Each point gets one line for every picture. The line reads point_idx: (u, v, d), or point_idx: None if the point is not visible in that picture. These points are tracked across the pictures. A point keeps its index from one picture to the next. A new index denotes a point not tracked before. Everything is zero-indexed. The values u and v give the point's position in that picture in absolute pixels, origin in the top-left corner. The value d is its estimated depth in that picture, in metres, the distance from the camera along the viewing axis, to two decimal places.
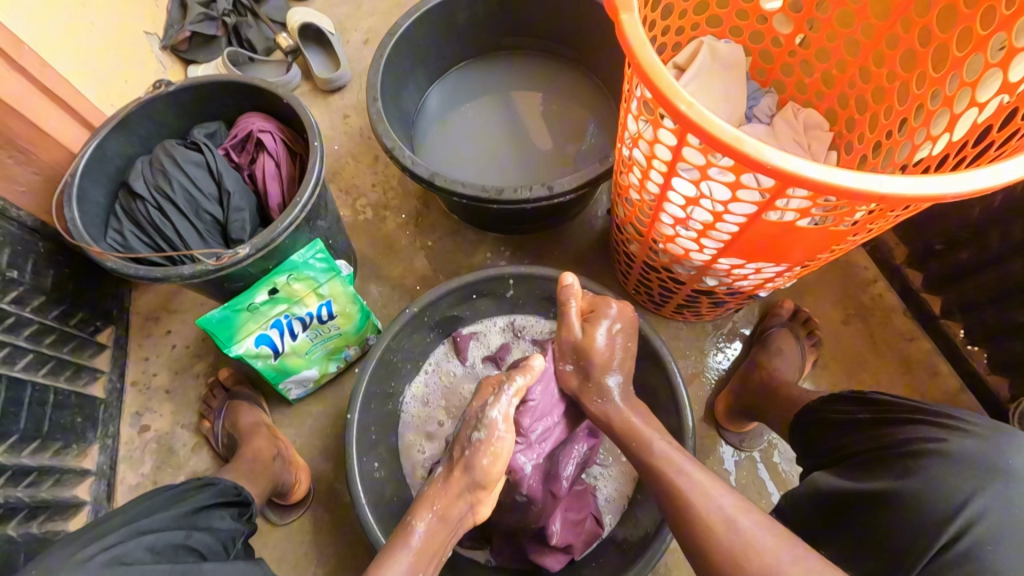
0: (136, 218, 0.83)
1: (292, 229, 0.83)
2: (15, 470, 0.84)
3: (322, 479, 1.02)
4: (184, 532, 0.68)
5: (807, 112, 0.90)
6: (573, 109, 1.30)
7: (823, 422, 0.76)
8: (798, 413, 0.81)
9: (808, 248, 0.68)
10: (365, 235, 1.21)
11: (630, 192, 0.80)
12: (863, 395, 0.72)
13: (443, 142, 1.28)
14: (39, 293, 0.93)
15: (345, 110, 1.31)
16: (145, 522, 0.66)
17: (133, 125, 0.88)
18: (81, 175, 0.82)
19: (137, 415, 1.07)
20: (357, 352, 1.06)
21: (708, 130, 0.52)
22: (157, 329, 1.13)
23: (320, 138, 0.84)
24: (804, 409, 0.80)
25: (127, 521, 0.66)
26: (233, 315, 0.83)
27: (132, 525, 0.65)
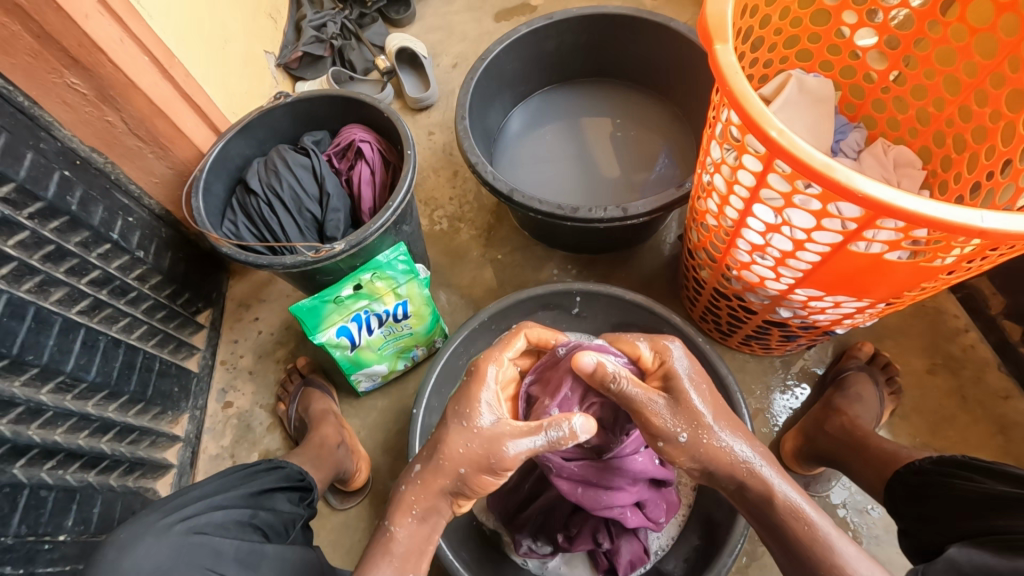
0: (248, 211, 0.93)
1: (382, 231, 0.90)
2: (122, 427, 0.95)
3: (380, 471, 1.07)
4: (250, 512, 0.67)
5: (898, 149, 0.88)
6: (649, 137, 1.33)
7: (943, 491, 0.67)
8: (916, 466, 0.74)
9: (893, 284, 0.66)
10: (439, 243, 1.28)
11: (707, 217, 0.81)
12: (1004, 470, 0.62)
13: (520, 162, 1.33)
14: (158, 272, 1.05)
15: (431, 128, 1.41)
16: (218, 498, 0.66)
17: (254, 130, 0.99)
18: (208, 171, 0.93)
19: (222, 391, 1.17)
20: (424, 352, 1.11)
21: (798, 157, 0.53)
22: (247, 315, 1.24)
23: (414, 149, 0.91)
24: (925, 467, 0.72)
25: (204, 494, 0.66)
26: (321, 306, 0.91)
27: (209, 500, 0.65)
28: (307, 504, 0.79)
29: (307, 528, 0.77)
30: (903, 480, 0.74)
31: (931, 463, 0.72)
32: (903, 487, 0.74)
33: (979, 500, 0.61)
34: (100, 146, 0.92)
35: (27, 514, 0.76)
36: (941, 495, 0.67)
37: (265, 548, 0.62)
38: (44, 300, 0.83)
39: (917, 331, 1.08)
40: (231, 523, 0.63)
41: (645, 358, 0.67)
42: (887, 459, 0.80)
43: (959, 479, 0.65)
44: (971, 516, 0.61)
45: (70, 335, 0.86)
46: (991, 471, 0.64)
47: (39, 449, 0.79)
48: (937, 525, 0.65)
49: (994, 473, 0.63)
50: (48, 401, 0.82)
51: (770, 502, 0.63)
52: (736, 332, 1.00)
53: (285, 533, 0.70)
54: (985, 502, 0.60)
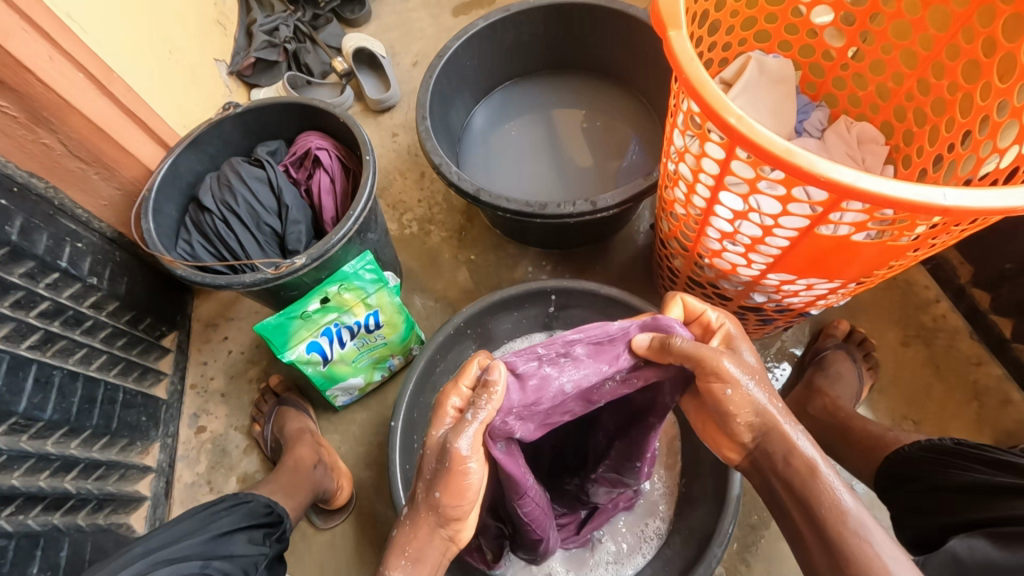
0: (204, 229, 0.89)
1: (345, 241, 0.86)
2: (86, 464, 0.91)
3: (364, 486, 1.04)
4: (201, 562, 0.67)
5: (860, 125, 0.88)
6: (616, 126, 1.31)
7: (938, 478, 0.71)
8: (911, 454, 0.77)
9: (865, 264, 0.65)
10: (411, 247, 1.25)
11: (675, 207, 0.80)
12: (998, 459, 0.67)
13: (488, 159, 1.31)
14: (115, 298, 1.00)
15: (394, 129, 1.37)
16: (164, 553, 0.67)
17: (204, 144, 0.95)
18: (157, 190, 0.89)
19: (194, 416, 1.13)
20: (401, 361, 1.08)
21: (759, 144, 0.51)
22: (215, 335, 1.20)
23: (373, 154, 0.89)
24: (917, 455, 0.76)
25: (150, 548, 0.68)
26: (288, 323, 0.88)
27: (151, 558, 0.66)
28: (274, 539, 0.78)
29: (272, 566, 0.76)
30: (890, 469, 0.78)
31: (913, 448, 0.77)
32: (890, 476, 0.78)
33: (974, 488, 0.66)
34: (40, 171, 0.87)
35: None
36: (942, 484, 0.70)
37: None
38: None
39: (890, 304, 1.08)
40: None
41: (710, 321, 0.64)
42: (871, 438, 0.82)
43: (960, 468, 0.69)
44: (972, 506, 0.65)
45: (20, 372, 0.81)
46: (971, 454, 0.70)
47: None
48: (935, 515, 0.69)
49: (979, 458, 0.69)
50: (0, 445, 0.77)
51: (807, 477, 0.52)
52: None
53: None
54: (986, 492, 0.65)
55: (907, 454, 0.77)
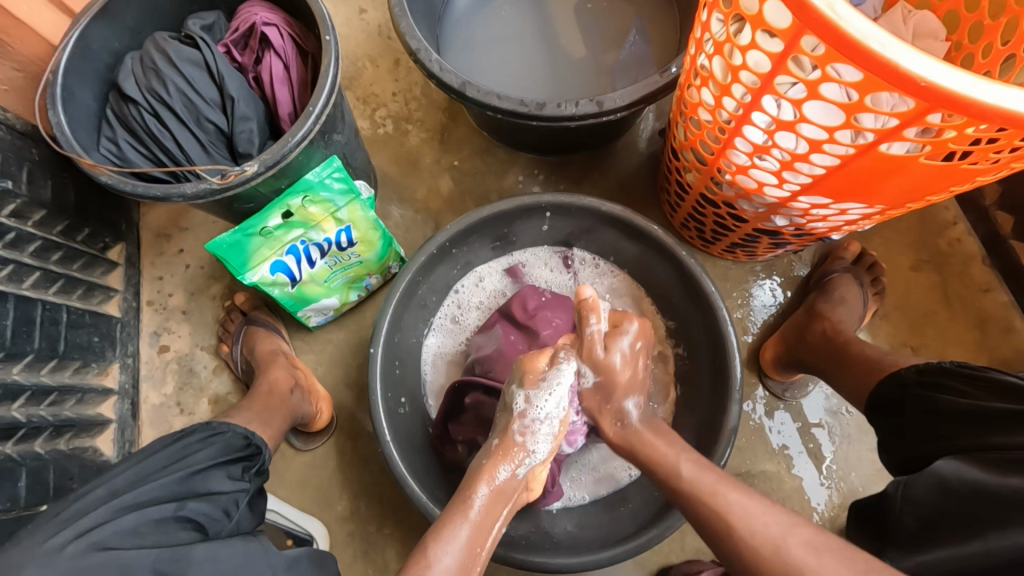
0: (131, 125, 0.74)
1: (306, 144, 0.72)
2: (35, 390, 0.83)
3: (344, 408, 1.00)
4: (175, 505, 0.60)
5: (921, 16, 0.74)
6: (624, 8, 1.12)
7: (927, 402, 0.66)
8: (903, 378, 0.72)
9: (918, 190, 0.56)
10: (386, 150, 1.10)
11: (699, 111, 0.68)
12: (995, 381, 0.60)
13: (471, 44, 1.11)
14: (39, 206, 0.86)
15: (361, 3, 1.15)
16: (133, 495, 0.59)
17: (118, 12, 0.76)
18: (64, 73, 0.71)
19: (155, 334, 1.04)
20: (379, 280, 0.99)
21: (840, 31, 0.39)
22: (169, 247, 1.07)
23: (334, 33, 0.72)
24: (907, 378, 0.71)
25: (114, 491, 0.59)
26: (245, 240, 0.76)
27: (116, 502, 0.58)
28: (254, 474, 0.72)
29: (256, 501, 0.71)
30: (879, 393, 0.74)
31: (911, 373, 0.71)
32: (880, 398, 0.74)
33: (965, 416, 0.60)
34: None
35: None
36: (928, 408, 0.65)
37: (191, 552, 0.56)
38: None
39: (905, 226, 1.01)
40: (147, 525, 0.57)
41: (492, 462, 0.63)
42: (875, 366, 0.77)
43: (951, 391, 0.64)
44: (962, 434, 0.59)
45: None
46: (973, 379, 0.63)
47: None
48: (920, 442, 0.65)
49: (982, 384, 0.61)
50: None
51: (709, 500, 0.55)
52: (721, 240, 0.92)
53: (223, 519, 0.64)
54: (973, 417, 0.59)
55: (903, 379, 0.71)
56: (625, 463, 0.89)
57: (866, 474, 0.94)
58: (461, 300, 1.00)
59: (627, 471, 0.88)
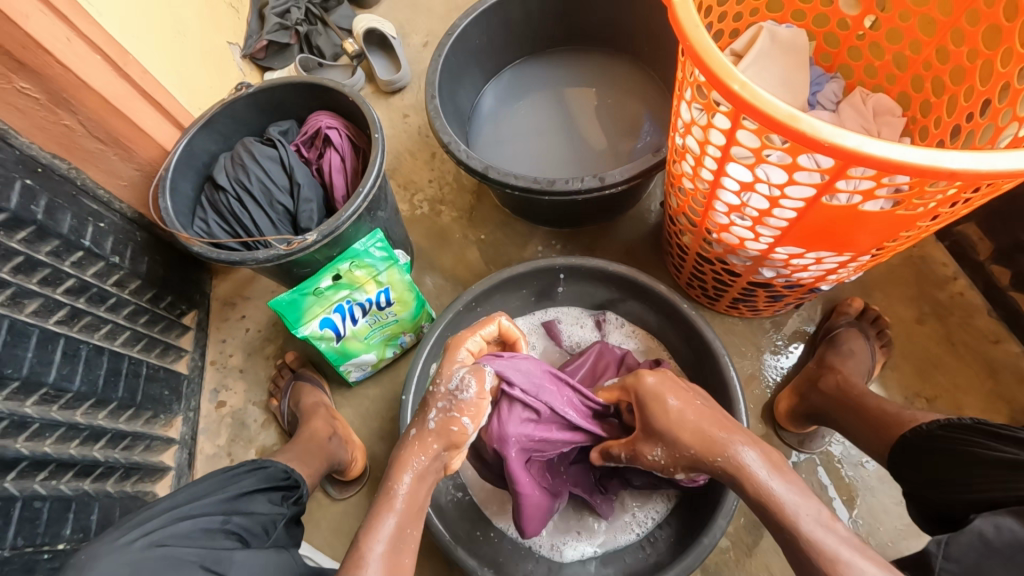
0: (218, 208, 0.92)
1: (355, 218, 0.88)
2: (113, 434, 0.95)
3: (376, 459, 1.07)
4: (222, 518, 0.69)
5: (877, 97, 0.86)
6: (627, 103, 1.30)
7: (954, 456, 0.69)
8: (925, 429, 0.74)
9: (874, 236, 0.65)
10: (421, 227, 1.26)
11: (683, 181, 0.80)
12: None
13: (498, 138, 1.30)
14: (136, 276, 1.04)
15: (405, 110, 1.37)
16: (188, 507, 0.68)
17: (217, 124, 0.97)
18: (173, 170, 0.91)
19: (214, 390, 1.17)
20: (412, 339, 1.10)
21: (763, 110, 0.51)
22: (233, 313, 1.23)
23: (382, 131, 0.89)
24: (929, 430, 0.74)
25: (174, 504, 0.69)
26: (301, 299, 0.90)
27: (176, 511, 0.67)
28: (290, 503, 0.81)
29: (290, 527, 0.79)
30: (906, 444, 0.76)
31: (933, 426, 0.73)
32: (903, 450, 0.76)
33: (1002, 468, 0.62)
34: (62, 152, 0.89)
35: (22, 526, 0.77)
36: (955, 462, 0.68)
37: (235, 554, 0.64)
38: (18, 312, 0.81)
39: (905, 281, 1.07)
40: (198, 531, 0.65)
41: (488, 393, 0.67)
42: (888, 420, 0.81)
43: (977, 445, 0.67)
44: (997, 485, 0.62)
45: (49, 345, 0.85)
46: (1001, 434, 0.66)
47: (29, 462, 0.79)
48: (948, 490, 0.68)
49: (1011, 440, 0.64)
50: (33, 413, 0.81)
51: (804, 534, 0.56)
52: (722, 296, 0.99)
53: (262, 535, 0.72)
54: (1009, 471, 0.62)
55: (927, 431, 0.74)
56: (625, 526, 0.89)
57: (895, 529, 0.92)
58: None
59: (629, 532, 0.89)
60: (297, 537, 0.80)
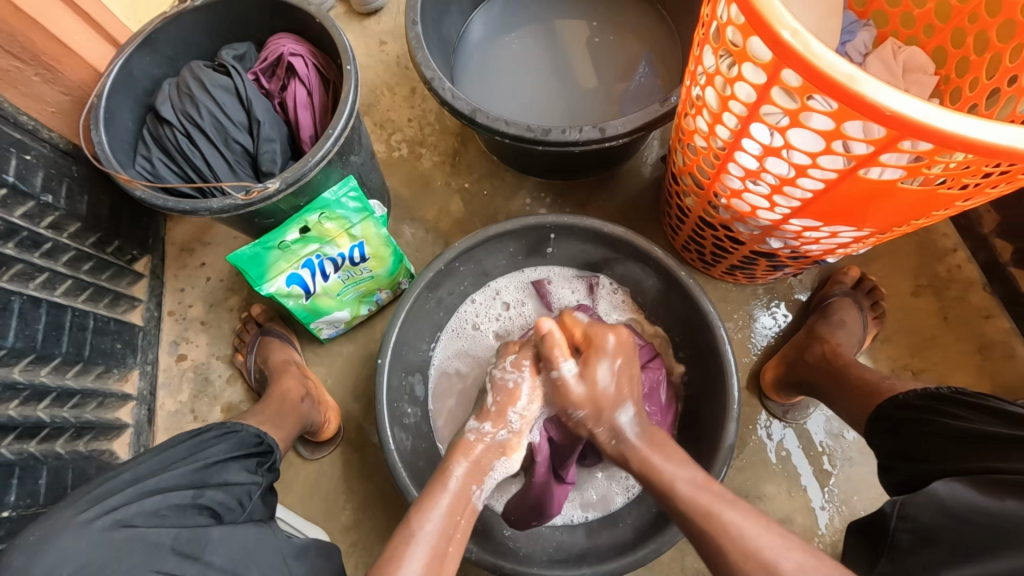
0: (165, 145, 0.80)
1: (324, 164, 0.77)
2: (60, 392, 0.87)
3: (350, 419, 1.03)
4: (194, 493, 0.63)
5: (910, 52, 0.78)
6: (630, 41, 1.18)
7: (928, 426, 0.67)
8: (901, 399, 0.73)
9: (902, 213, 0.59)
10: (400, 172, 1.15)
11: (695, 138, 0.72)
12: (1001, 410, 0.61)
13: (487, 74, 1.17)
14: (75, 219, 0.92)
15: (381, 36, 1.22)
16: (155, 481, 0.62)
17: (159, 43, 0.82)
18: (108, 97, 0.78)
19: (174, 343, 1.09)
20: (389, 295, 1.02)
21: (814, 65, 0.43)
22: (192, 261, 1.12)
23: (355, 62, 0.77)
24: (906, 400, 0.72)
25: (138, 476, 0.63)
26: (265, 253, 0.81)
27: (142, 486, 0.61)
28: (266, 469, 0.76)
29: (267, 495, 0.74)
30: (881, 414, 0.74)
31: (911, 396, 0.71)
32: (881, 421, 0.74)
33: (973, 438, 0.60)
34: None
35: None
36: (927, 431, 0.66)
37: (209, 533, 0.59)
38: None
39: (905, 251, 1.03)
40: (167, 509, 0.60)
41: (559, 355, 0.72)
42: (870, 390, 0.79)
43: (951, 416, 0.65)
44: (962, 454, 0.60)
45: None
46: (979, 406, 0.64)
47: None
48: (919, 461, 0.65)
49: (978, 408, 0.63)
50: None
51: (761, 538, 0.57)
52: (720, 262, 0.94)
53: (239, 506, 0.67)
54: (976, 440, 0.60)
55: (906, 402, 0.72)
56: (618, 488, 0.89)
57: (868, 498, 0.94)
58: (479, 309, 1.03)
59: (624, 494, 0.88)
60: (275, 503, 0.76)
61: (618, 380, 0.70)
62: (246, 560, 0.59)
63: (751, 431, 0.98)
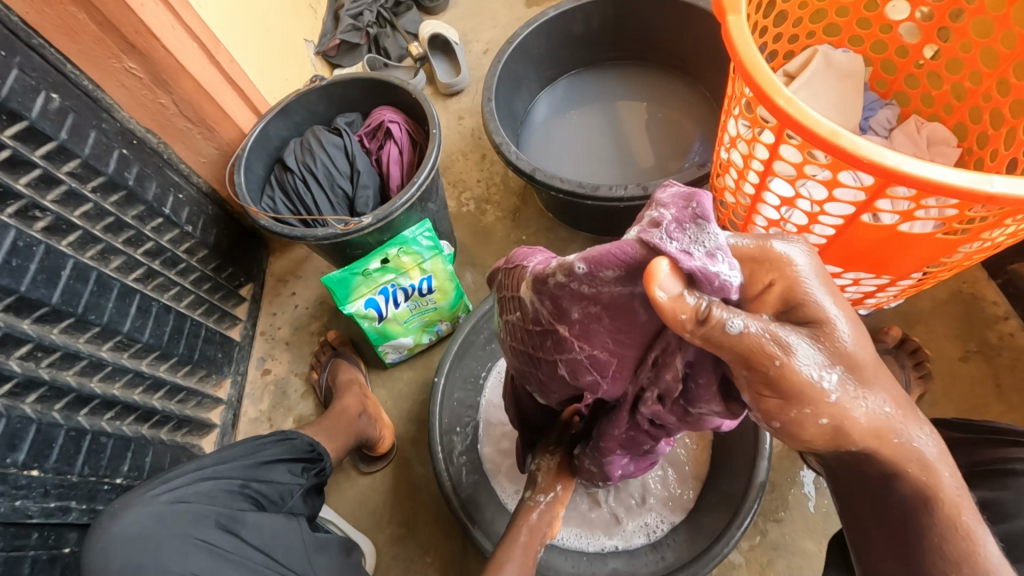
0: (285, 188, 0.99)
1: (407, 207, 0.94)
2: (171, 387, 1.03)
3: (403, 439, 1.12)
4: (241, 483, 0.73)
5: (932, 127, 0.85)
6: (678, 120, 1.32)
7: None
8: None
9: (914, 260, 0.65)
10: (467, 224, 1.32)
11: (725, 194, 0.82)
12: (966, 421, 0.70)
13: (549, 145, 1.35)
14: (204, 246, 1.13)
15: (461, 112, 1.44)
16: (212, 470, 0.73)
17: (291, 112, 1.05)
18: (249, 150, 0.99)
19: (262, 359, 1.25)
20: (448, 328, 1.14)
21: (805, 124, 0.53)
22: (285, 290, 1.31)
23: (440, 128, 0.95)
24: None
25: (200, 466, 0.73)
26: (350, 278, 0.96)
27: (200, 472, 0.72)
28: (312, 474, 0.84)
29: (309, 498, 0.82)
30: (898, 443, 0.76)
31: None
32: None
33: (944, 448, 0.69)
34: (154, 127, 1.00)
35: (89, 457, 0.84)
36: None
37: (246, 516, 0.68)
38: (106, 266, 0.91)
39: (952, 316, 1.04)
40: (217, 492, 0.70)
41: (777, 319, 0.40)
42: None
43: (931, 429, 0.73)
44: None
45: (127, 299, 0.93)
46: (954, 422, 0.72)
47: (100, 400, 0.88)
48: None
49: (957, 423, 0.70)
50: (107, 357, 0.90)
51: (923, 502, 0.40)
52: None
53: (280, 501, 0.76)
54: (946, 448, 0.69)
55: None
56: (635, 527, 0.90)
57: None
58: None
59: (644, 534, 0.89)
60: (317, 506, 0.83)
61: (863, 348, 0.38)
62: (275, 544, 0.68)
63: (790, 485, 0.97)
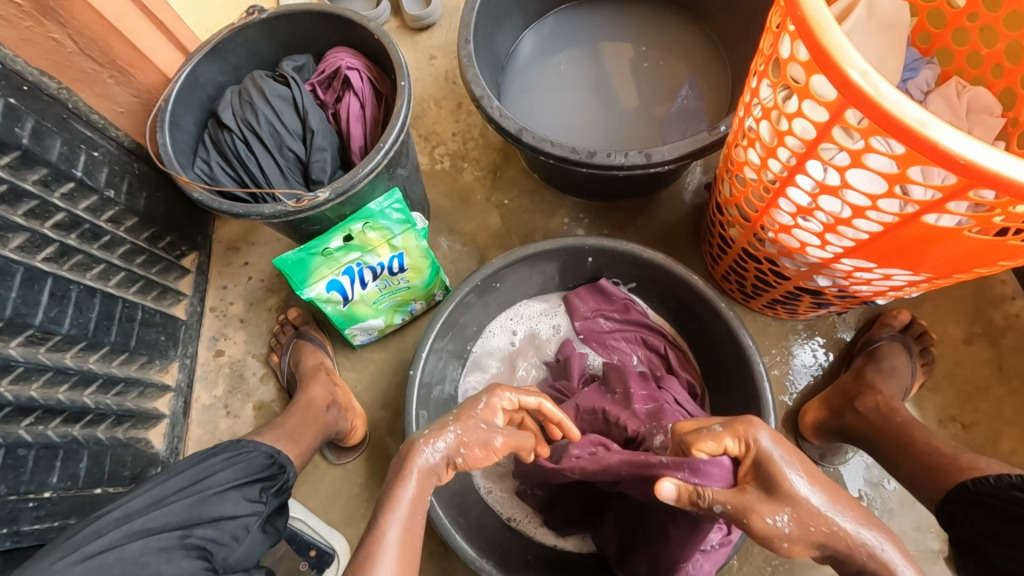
0: (223, 149, 0.83)
1: (373, 176, 0.79)
2: (105, 379, 0.90)
3: (376, 426, 1.03)
4: (180, 533, 0.62)
5: (975, 92, 0.75)
6: (678, 68, 1.18)
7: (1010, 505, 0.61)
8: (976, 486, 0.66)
9: (963, 261, 0.57)
10: (441, 185, 1.17)
11: (744, 170, 0.71)
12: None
13: (532, 92, 1.18)
14: (133, 214, 0.96)
15: (431, 51, 1.25)
16: (142, 521, 0.62)
17: (224, 52, 0.86)
18: (174, 101, 0.81)
19: (213, 338, 1.12)
20: (423, 306, 1.03)
21: (882, 109, 0.42)
22: (236, 259, 1.16)
23: (409, 78, 0.79)
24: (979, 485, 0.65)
25: (128, 514, 0.63)
26: (308, 258, 0.82)
27: (125, 528, 0.61)
28: (270, 494, 0.74)
29: (270, 522, 0.73)
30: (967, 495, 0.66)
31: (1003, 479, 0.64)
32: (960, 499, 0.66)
33: None
34: (50, 68, 0.80)
35: (5, 473, 0.73)
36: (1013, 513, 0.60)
37: None
38: (3, 247, 0.75)
39: (957, 296, 0.99)
40: (149, 554, 0.59)
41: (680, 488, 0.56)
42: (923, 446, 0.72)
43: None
44: None
45: (36, 284, 0.78)
46: None
47: (13, 407, 0.75)
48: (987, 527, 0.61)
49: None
50: (17, 355, 0.76)
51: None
52: (761, 295, 0.92)
53: (231, 544, 0.66)
54: None
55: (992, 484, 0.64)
56: None
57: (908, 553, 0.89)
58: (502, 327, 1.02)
59: None
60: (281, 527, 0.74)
61: (827, 483, 0.54)
62: None
63: None
